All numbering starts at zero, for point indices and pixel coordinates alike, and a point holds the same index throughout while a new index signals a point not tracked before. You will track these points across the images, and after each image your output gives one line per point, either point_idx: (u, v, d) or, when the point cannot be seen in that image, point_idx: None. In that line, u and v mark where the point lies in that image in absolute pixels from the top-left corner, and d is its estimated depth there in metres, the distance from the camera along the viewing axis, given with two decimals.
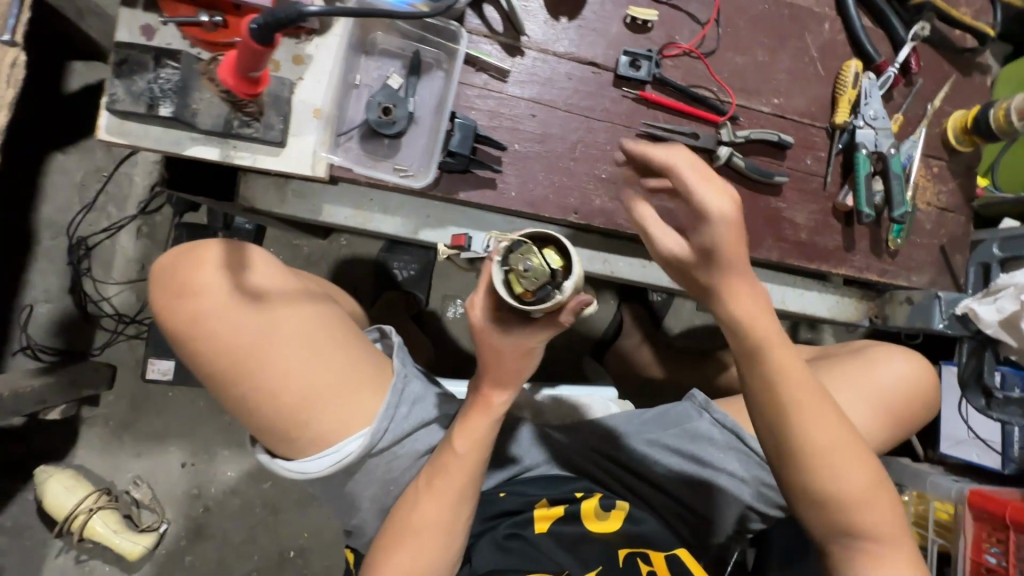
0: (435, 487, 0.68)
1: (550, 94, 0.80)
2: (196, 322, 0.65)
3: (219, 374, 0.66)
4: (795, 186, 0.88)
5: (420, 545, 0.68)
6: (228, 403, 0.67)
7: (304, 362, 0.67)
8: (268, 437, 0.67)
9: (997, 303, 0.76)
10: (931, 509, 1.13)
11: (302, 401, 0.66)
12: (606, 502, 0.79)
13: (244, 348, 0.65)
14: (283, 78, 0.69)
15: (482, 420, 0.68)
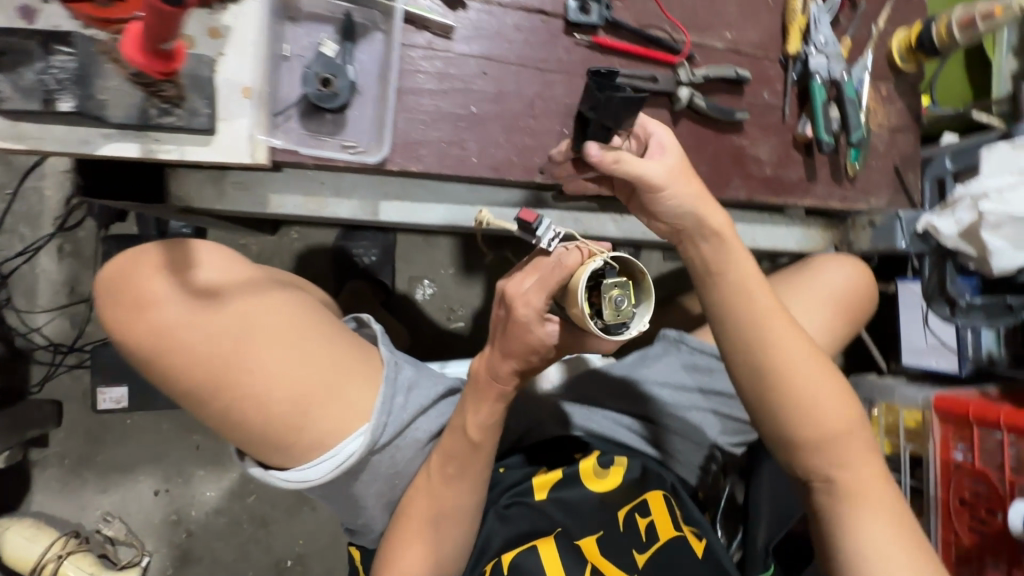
0: (449, 476, 0.65)
1: (500, 48, 0.75)
2: (157, 331, 0.56)
3: (193, 383, 0.58)
4: (755, 121, 0.87)
5: (434, 533, 0.65)
6: (210, 419, 0.60)
7: (293, 357, 0.60)
8: (261, 448, 0.61)
9: (956, 215, 0.78)
10: (900, 418, 1.20)
11: (296, 402, 0.59)
12: (604, 459, 0.76)
13: (223, 353, 0.57)
14: (200, 56, 0.60)
15: (485, 403, 0.63)
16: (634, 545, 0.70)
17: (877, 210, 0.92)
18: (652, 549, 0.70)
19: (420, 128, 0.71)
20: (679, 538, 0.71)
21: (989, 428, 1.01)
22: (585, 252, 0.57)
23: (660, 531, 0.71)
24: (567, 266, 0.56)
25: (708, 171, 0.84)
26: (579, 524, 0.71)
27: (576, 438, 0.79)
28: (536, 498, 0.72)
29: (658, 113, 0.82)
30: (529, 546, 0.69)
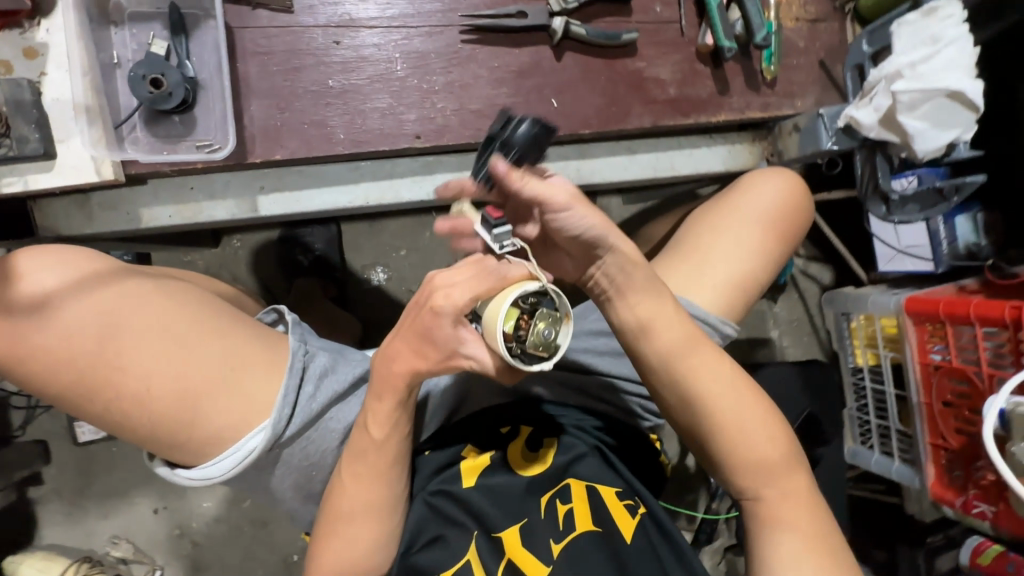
0: (361, 471, 0.65)
1: (348, 11, 0.70)
2: (27, 342, 0.58)
3: (72, 392, 0.59)
4: (650, 39, 0.80)
5: (356, 525, 0.67)
6: (102, 421, 0.62)
7: (162, 353, 0.60)
8: (158, 448, 0.62)
9: (873, 103, 0.69)
10: (878, 327, 1.14)
11: (178, 399, 0.60)
12: (532, 444, 0.74)
13: (90, 356, 0.58)
14: (17, 79, 0.58)
15: (388, 398, 0.61)
16: (552, 534, 0.67)
17: (802, 113, 0.85)
18: (566, 540, 0.66)
19: (276, 113, 0.68)
20: (593, 531, 0.67)
21: (961, 323, 0.96)
22: (530, 271, 0.52)
23: (578, 521, 0.68)
24: (509, 280, 0.51)
25: (604, 104, 0.79)
26: (505, 506, 0.69)
27: (502, 413, 0.77)
28: (466, 485, 0.70)
29: (537, 51, 0.76)
30: (461, 559, 0.65)
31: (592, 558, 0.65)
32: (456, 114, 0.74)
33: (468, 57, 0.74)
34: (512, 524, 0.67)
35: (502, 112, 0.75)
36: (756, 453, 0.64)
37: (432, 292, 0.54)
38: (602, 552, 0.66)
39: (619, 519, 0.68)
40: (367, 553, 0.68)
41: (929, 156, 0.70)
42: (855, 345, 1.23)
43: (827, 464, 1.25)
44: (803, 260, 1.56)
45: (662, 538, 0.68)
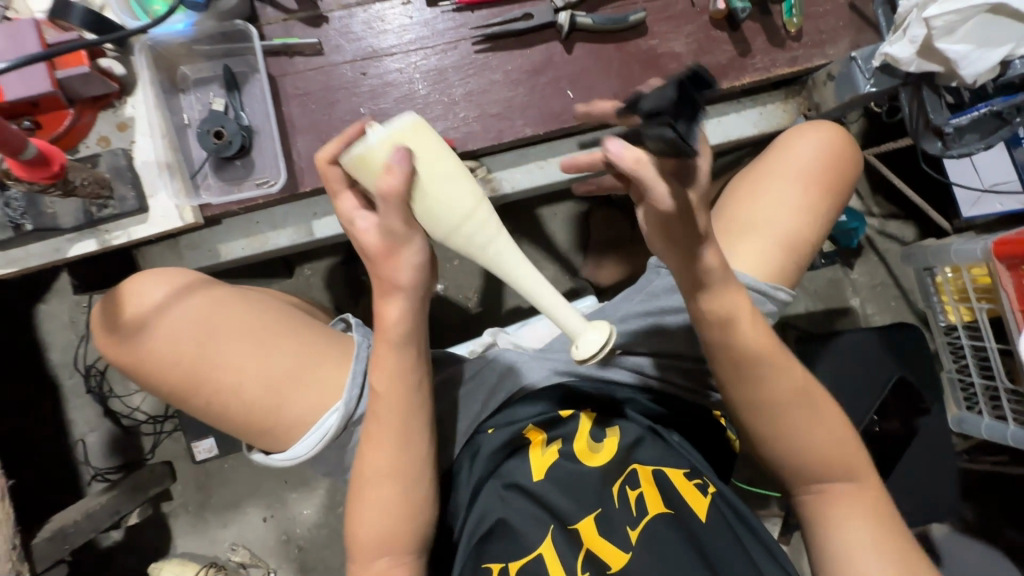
0: (383, 439, 0.63)
1: (371, 44, 0.77)
2: (139, 350, 0.68)
3: (175, 390, 0.68)
4: (659, 15, 0.80)
5: (383, 497, 0.63)
6: (204, 416, 0.70)
7: (248, 352, 0.68)
8: (253, 436, 0.70)
9: (907, 34, 0.65)
10: (968, 277, 1.03)
11: (266, 390, 0.68)
12: (596, 432, 0.73)
13: (189, 357, 0.67)
14: (115, 150, 0.70)
15: (402, 352, 0.61)
16: (626, 519, 0.67)
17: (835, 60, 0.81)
18: (642, 524, 0.66)
19: (318, 145, 0.76)
20: (666, 514, 0.67)
21: None
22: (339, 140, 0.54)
23: (649, 504, 0.68)
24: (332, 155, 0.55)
25: (620, 86, 0.80)
26: (577, 499, 0.69)
27: (561, 396, 0.76)
28: (536, 479, 0.70)
29: (547, 48, 0.79)
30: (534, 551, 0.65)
31: (669, 539, 0.65)
32: (478, 120, 0.78)
33: (483, 65, 0.78)
34: (587, 515, 0.68)
35: (521, 111, 0.79)
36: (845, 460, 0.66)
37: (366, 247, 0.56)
38: (678, 533, 0.66)
39: (690, 500, 0.68)
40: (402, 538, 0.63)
41: (982, 81, 0.64)
42: (944, 301, 1.12)
43: (927, 435, 1.14)
44: (879, 220, 1.43)
45: (738, 515, 0.69)
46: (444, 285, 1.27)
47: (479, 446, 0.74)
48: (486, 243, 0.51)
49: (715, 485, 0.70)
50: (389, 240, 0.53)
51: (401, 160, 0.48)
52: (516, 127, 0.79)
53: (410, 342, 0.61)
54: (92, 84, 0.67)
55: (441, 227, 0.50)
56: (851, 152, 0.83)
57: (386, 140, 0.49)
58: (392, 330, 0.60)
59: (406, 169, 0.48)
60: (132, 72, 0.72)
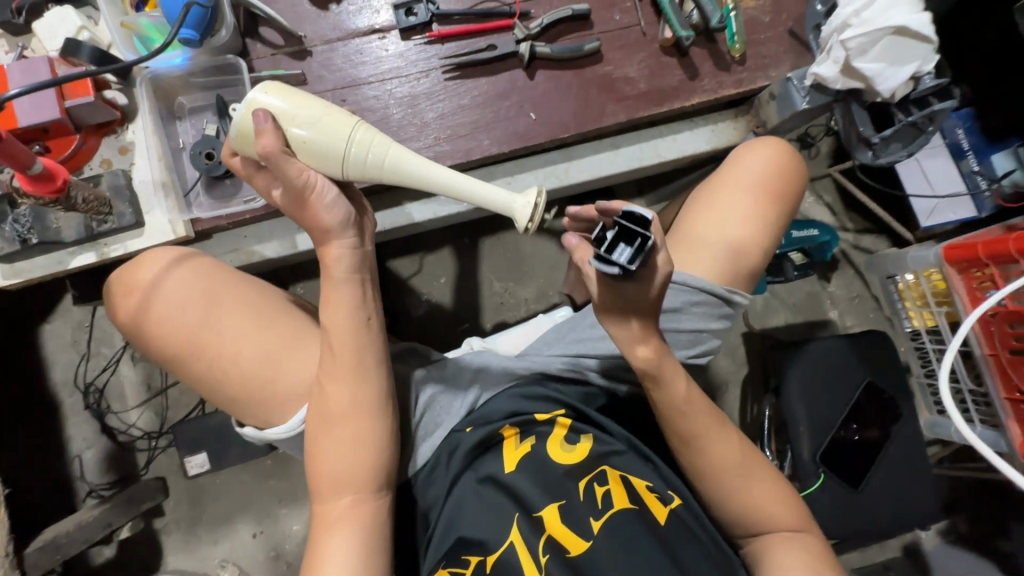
0: (334, 376, 0.66)
1: (351, 74, 0.85)
2: (146, 316, 0.72)
3: (178, 355, 0.72)
4: (613, 44, 0.88)
5: (342, 434, 0.65)
6: (201, 384, 0.73)
7: (252, 323, 0.73)
8: (247, 407, 0.72)
9: (830, 56, 0.72)
10: (926, 283, 1.08)
11: (264, 360, 0.72)
12: (570, 434, 0.76)
13: (196, 324, 0.72)
14: (115, 171, 0.78)
15: (348, 293, 0.65)
16: (591, 512, 0.70)
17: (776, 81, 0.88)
18: (605, 516, 0.70)
19: None
20: (629, 508, 0.70)
21: (1006, 261, 0.89)
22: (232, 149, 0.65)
23: (614, 500, 0.71)
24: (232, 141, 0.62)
25: (579, 108, 0.87)
26: (544, 486, 0.72)
27: (535, 392, 0.79)
28: (507, 471, 0.73)
29: (511, 75, 0.87)
30: (503, 543, 0.68)
31: (634, 532, 0.68)
32: (448, 140, 0.85)
33: (453, 90, 0.86)
34: (552, 503, 0.71)
35: (488, 132, 0.86)
36: (781, 508, 0.72)
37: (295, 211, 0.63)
38: (641, 527, 0.69)
39: (651, 504, 0.72)
40: (358, 478, 0.65)
41: (898, 94, 0.70)
42: (908, 308, 1.16)
43: (901, 440, 1.16)
44: (852, 234, 1.48)
45: (696, 518, 0.72)
46: (430, 300, 1.33)
47: (456, 444, 0.77)
48: (379, 157, 0.61)
49: (676, 497, 0.74)
50: (295, 191, 0.60)
51: (267, 121, 0.58)
52: (484, 146, 0.86)
53: (354, 276, 0.66)
54: (98, 112, 0.75)
55: (334, 160, 0.61)
56: (800, 163, 0.90)
57: (253, 110, 0.59)
58: (336, 267, 0.64)
59: (272, 126, 0.59)
60: (133, 102, 0.80)
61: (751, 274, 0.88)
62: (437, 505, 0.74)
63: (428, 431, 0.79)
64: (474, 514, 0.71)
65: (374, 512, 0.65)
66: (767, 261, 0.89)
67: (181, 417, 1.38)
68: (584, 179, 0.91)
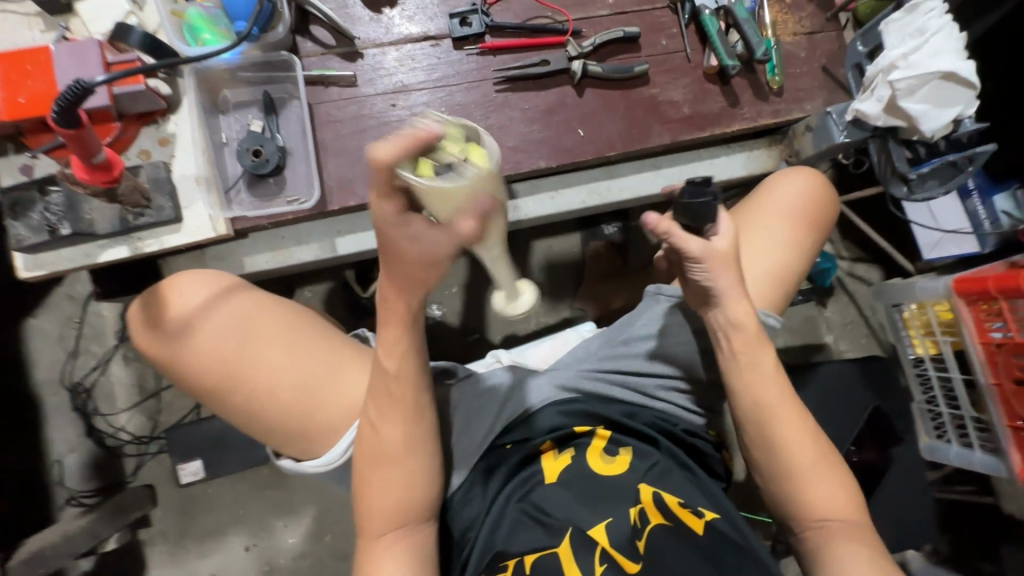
0: (381, 420, 0.65)
1: (402, 79, 0.84)
2: (178, 346, 0.68)
3: (210, 390, 0.68)
4: (660, 68, 0.90)
5: (395, 472, 0.65)
6: (235, 416, 0.69)
7: (286, 353, 0.69)
8: (286, 438, 0.69)
9: (874, 94, 0.76)
10: (931, 313, 1.13)
11: (302, 390, 0.69)
12: (610, 446, 0.75)
13: (229, 355, 0.68)
14: (156, 162, 0.74)
15: (398, 330, 0.63)
16: (634, 531, 0.67)
17: (812, 113, 0.92)
18: (646, 535, 0.66)
19: (348, 167, 0.82)
20: (664, 525, 0.67)
21: (1014, 295, 0.95)
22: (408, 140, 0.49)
23: (649, 515, 0.68)
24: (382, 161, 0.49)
25: (626, 127, 0.88)
26: (591, 502, 0.70)
27: (574, 405, 0.78)
28: (548, 482, 0.72)
29: (561, 90, 0.87)
30: (551, 550, 0.66)
31: (674, 553, 0.65)
32: (496, 151, 0.85)
33: (503, 102, 0.86)
34: (599, 521, 0.68)
35: (537, 145, 0.86)
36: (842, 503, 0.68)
37: (380, 231, 0.55)
38: (680, 547, 0.66)
39: (685, 518, 0.68)
40: (404, 513, 0.65)
41: (939, 134, 0.75)
42: (912, 336, 1.22)
43: (903, 463, 1.20)
44: (848, 261, 1.54)
45: (735, 529, 0.69)
46: (443, 310, 1.31)
47: (496, 465, 0.75)
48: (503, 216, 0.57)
49: (710, 510, 0.70)
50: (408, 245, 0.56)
51: (489, 204, 0.54)
52: (532, 159, 0.86)
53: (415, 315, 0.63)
54: (143, 100, 0.72)
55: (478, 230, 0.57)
56: (829, 189, 0.93)
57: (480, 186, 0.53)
58: (402, 307, 0.62)
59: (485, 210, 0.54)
60: (178, 92, 0.76)
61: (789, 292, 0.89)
62: (479, 521, 0.72)
63: (466, 453, 0.77)
64: (516, 529, 0.69)
65: (421, 545, 0.65)
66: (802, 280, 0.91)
67: (175, 422, 1.31)
68: (625, 197, 0.92)
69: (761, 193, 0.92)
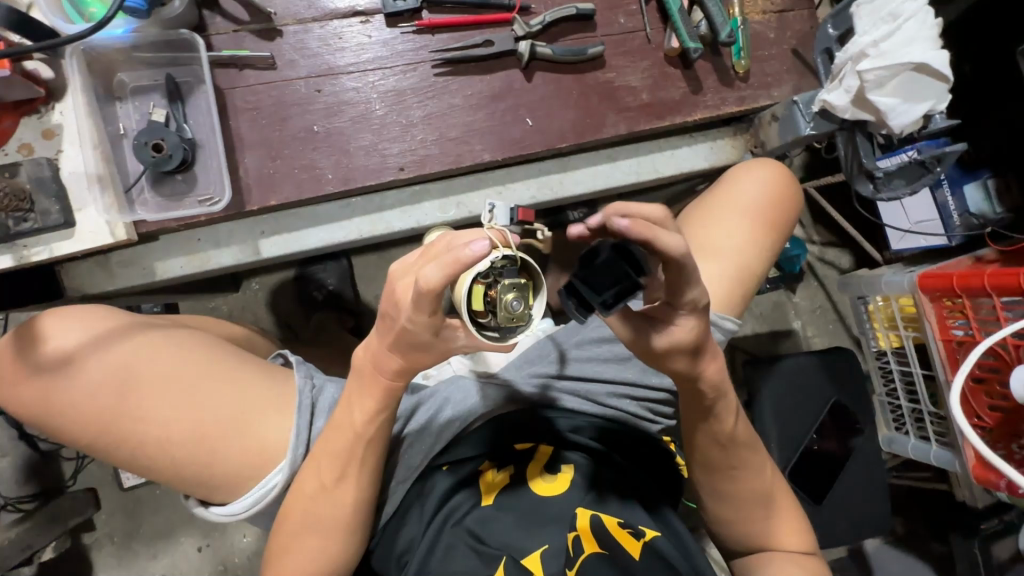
0: (332, 480, 0.61)
1: (327, 61, 0.75)
2: (55, 400, 0.63)
3: (97, 443, 0.63)
4: (616, 50, 0.82)
5: (312, 534, 0.62)
6: (130, 467, 0.65)
7: (174, 402, 0.64)
8: (186, 489, 0.65)
9: (842, 84, 0.71)
10: (896, 306, 1.11)
11: (195, 442, 0.63)
12: (550, 463, 0.72)
13: (111, 408, 0.62)
14: (38, 159, 0.65)
15: (370, 396, 0.58)
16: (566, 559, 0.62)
17: (779, 101, 0.85)
18: (578, 564, 0.62)
19: (267, 162, 0.73)
20: (600, 553, 0.62)
21: (978, 294, 0.92)
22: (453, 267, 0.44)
23: (583, 543, 0.64)
24: (428, 289, 0.45)
25: (579, 116, 0.81)
26: (530, 528, 0.66)
27: (514, 426, 0.73)
28: (484, 504, 0.68)
29: (507, 74, 0.79)
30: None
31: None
32: (436, 142, 0.77)
33: (442, 88, 0.78)
34: (535, 549, 0.64)
35: (480, 136, 0.78)
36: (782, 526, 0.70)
37: (396, 303, 0.50)
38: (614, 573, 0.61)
39: (623, 541, 0.64)
40: (327, 570, 0.63)
41: (907, 131, 0.69)
42: (876, 328, 1.20)
43: (865, 455, 1.19)
44: (818, 247, 1.50)
45: (677, 555, 0.65)
46: None
47: (431, 485, 0.71)
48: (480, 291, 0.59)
49: (653, 529, 0.67)
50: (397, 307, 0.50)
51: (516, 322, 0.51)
52: (475, 152, 0.78)
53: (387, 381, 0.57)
54: (15, 87, 0.63)
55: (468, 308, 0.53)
56: (793, 185, 0.87)
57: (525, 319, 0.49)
58: (372, 364, 0.57)
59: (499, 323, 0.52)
60: (61, 76, 0.67)
61: (747, 294, 0.84)
62: (413, 549, 0.68)
63: (402, 475, 0.73)
64: (451, 558, 0.64)
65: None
66: (761, 281, 0.86)
67: None
68: (578, 193, 0.86)
69: (721, 189, 0.86)
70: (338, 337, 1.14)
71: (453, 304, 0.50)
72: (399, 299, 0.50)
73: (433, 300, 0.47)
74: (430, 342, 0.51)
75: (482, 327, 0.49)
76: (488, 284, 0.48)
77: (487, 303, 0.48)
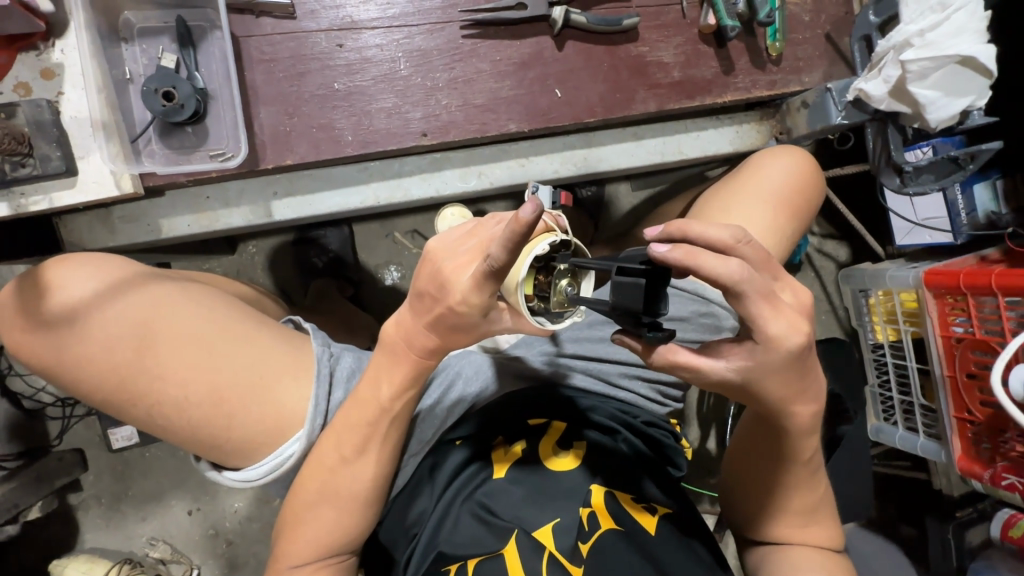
0: (351, 453, 0.60)
1: (350, 14, 0.71)
2: (69, 350, 0.60)
3: (112, 399, 0.61)
4: (651, 23, 0.79)
5: (327, 507, 0.61)
6: (144, 426, 0.63)
7: (194, 359, 0.61)
8: (200, 453, 0.64)
9: (883, 73, 0.71)
10: (898, 301, 1.13)
11: (213, 406, 0.61)
12: (563, 438, 0.69)
13: (127, 364, 0.60)
14: (37, 100, 0.62)
15: (402, 368, 0.57)
16: (580, 533, 0.62)
17: (811, 88, 0.83)
18: (593, 539, 0.62)
19: (283, 118, 0.69)
20: (617, 530, 0.63)
21: (983, 294, 0.94)
22: (507, 244, 0.41)
23: (599, 518, 0.64)
24: (494, 262, 0.43)
25: (609, 90, 0.78)
26: (543, 503, 0.64)
27: (530, 401, 0.71)
28: (495, 477, 0.67)
29: (537, 41, 0.76)
30: (496, 552, 0.61)
31: (621, 556, 0.61)
32: (461, 108, 0.74)
33: (470, 51, 0.74)
34: (548, 522, 0.63)
35: (506, 104, 0.75)
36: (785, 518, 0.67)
37: (443, 284, 0.48)
38: (632, 550, 0.62)
39: (638, 517, 0.65)
40: (340, 542, 0.63)
41: (943, 125, 0.70)
42: (875, 321, 1.23)
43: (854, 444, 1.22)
44: (818, 237, 1.51)
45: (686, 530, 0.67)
46: (398, 273, 1.24)
47: (444, 458, 0.69)
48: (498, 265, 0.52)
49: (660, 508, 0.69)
50: (434, 277, 0.49)
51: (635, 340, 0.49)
52: (500, 121, 0.75)
53: (415, 355, 0.56)
54: (13, 19, 0.59)
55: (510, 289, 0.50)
56: (815, 177, 0.86)
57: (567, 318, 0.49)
58: (403, 338, 0.56)
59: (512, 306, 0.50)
60: (63, 10, 0.63)
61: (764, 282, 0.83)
62: (422, 524, 0.67)
63: (415, 449, 0.72)
64: (458, 531, 0.63)
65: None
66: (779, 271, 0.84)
67: None
68: (600, 170, 0.84)
69: (746, 174, 0.85)
70: (340, 305, 1.10)
71: (502, 288, 0.49)
72: (449, 279, 0.48)
73: (494, 280, 0.46)
74: (465, 323, 0.51)
75: (532, 312, 0.49)
76: (541, 267, 0.49)
77: (537, 288, 0.49)
